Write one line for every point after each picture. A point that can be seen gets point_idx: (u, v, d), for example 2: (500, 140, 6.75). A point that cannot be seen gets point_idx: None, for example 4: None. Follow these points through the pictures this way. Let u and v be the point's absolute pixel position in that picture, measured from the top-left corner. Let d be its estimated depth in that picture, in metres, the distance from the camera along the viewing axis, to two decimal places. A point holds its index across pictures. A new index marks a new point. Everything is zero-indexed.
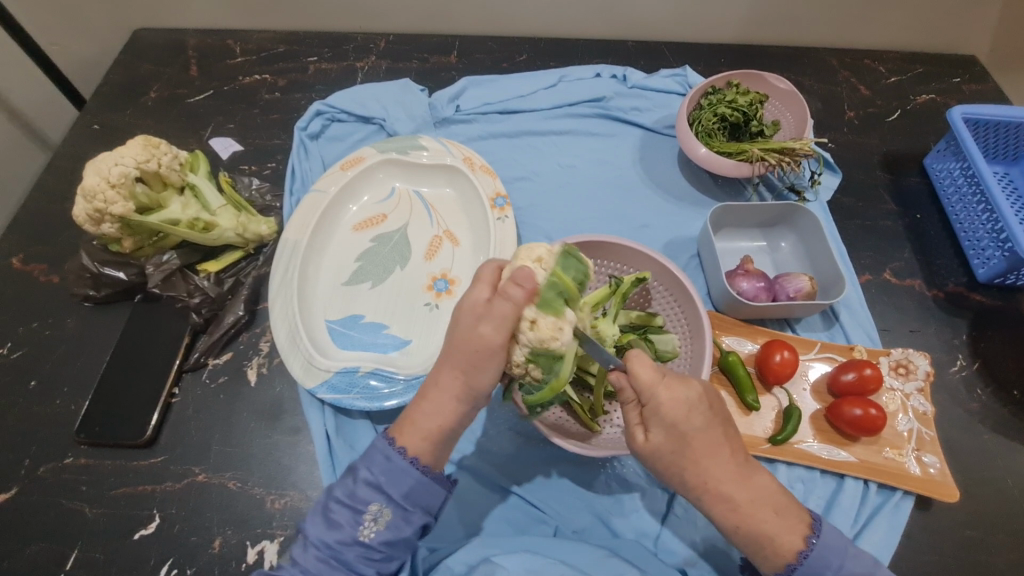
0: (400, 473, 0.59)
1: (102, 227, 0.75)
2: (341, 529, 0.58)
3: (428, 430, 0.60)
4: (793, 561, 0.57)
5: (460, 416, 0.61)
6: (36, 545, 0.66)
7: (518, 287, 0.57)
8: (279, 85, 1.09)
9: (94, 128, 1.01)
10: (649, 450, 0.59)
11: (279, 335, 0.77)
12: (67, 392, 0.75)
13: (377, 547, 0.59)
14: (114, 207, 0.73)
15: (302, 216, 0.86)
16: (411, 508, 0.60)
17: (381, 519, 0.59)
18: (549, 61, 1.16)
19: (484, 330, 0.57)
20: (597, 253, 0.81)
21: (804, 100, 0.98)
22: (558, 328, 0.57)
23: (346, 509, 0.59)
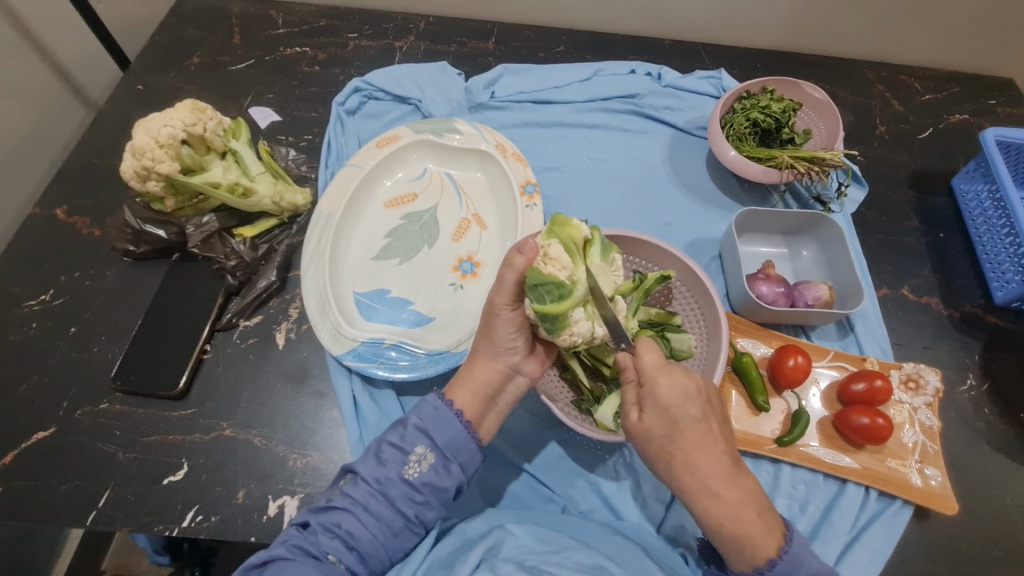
0: (446, 421, 0.64)
1: (147, 184, 0.78)
2: (389, 466, 0.63)
3: (471, 384, 0.67)
4: (761, 564, 0.58)
5: (502, 375, 0.68)
6: (70, 483, 0.69)
7: (521, 256, 0.63)
8: (319, 59, 1.11)
9: (138, 89, 1.04)
10: (642, 429, 0.60)
11: (310, 303, 0.80)
12: (105, 341, 0.78)
13: (419, 487, 0.62)
14: (160, 165, 0.76)
15: (336, 189, 0.89)
16: (451, 458, 0.64)
17: (425, 461, 0.63)
18: (585, 54, 1.17)
19: (494, 295, 0.65)
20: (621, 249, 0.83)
21: (838, 111, 0.98)
22: (570, 336, 0.64)
23: (395, 449, 0.63)
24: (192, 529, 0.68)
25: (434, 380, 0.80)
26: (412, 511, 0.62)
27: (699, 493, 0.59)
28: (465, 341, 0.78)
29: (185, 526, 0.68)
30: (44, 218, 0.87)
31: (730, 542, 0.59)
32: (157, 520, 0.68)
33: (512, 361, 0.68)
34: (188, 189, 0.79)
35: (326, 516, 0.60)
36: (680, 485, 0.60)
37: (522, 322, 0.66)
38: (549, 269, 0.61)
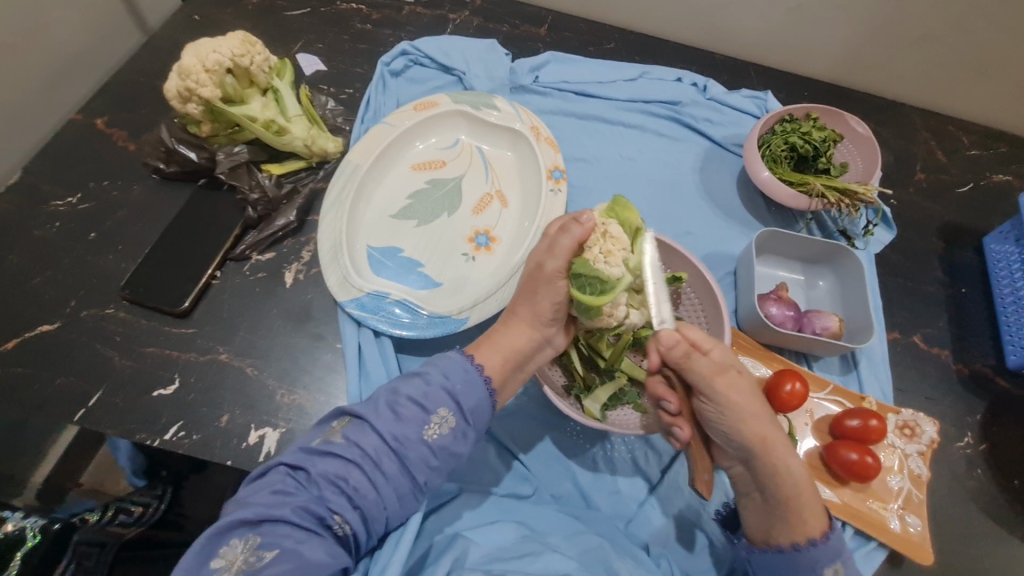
0: (474, 384, 0.64)
1: (187, 106, 0.79)
2: (408, 423, 0.60)
3: (501, 345, 0.67)
4: (817, 536, 0.60)
5: (533, 342, 0.69)
6: (64, 379, 0.71)
7: (579, 225, 0.65)
8: (372, 18, 1.12)
9: (194, 19, 1.06)
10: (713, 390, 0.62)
11: (323, 249, 0.81)
12: (121, 251, 0.80)
13: (436, 451, 0.61)
14: (202, 89, 0.77)
15: (368, 144, 0.90)
16: (472, 423, 0.64)
17: (447, 423, 0.62)
18: (634, 55, 1.17)
19: (546, 263, 0.66)
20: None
21: (878, 149, 0.96)
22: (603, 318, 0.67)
23: (415, 406, 0.61)
24: (172, 442, 0.69)
25: (430, 343, 0.80)
26: (424, 475, 0.61)
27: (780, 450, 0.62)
28: (467, 311, 0.79)
29: (166, 439, 0.69)
30: (85, 125, 0.90)
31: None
32: (141, 429, 0.69)
33: (548, 332, 0.70)
34: (226, 118, 0.81)
35: (330, 465, 0.57)
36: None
37: (568, 296, 0.67)
38: (599, 253, 0.64)
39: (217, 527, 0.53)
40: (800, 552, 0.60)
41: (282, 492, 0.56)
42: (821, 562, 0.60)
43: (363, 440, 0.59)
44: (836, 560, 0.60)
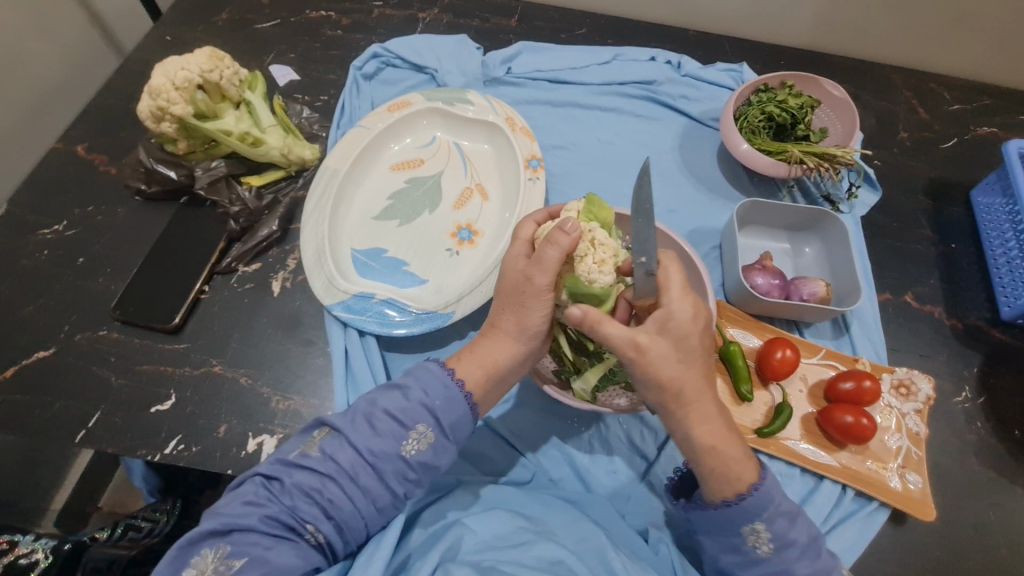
0: (454, 401, 0.65)
1: (162, 125, 0.80)
2: (386, 438, 0.62)
3: (481, 358, 0.67)
4: (743, 490, 0.60)
5: (517, 355, 0.67)
6: (63, 402, 0.72)
7: (565, 235, 0.61)
8: (342, 24, 1.13)
9: (166, 40, 1.07)
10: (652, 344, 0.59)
11: (307, 255, 0.81)
12: (109, 273, 0.81)
13: (413, 466, 0.62)
14: (174, 107, 0.78)
15: (344, 148, 0.90)
16: (450, 437, 0.64)
17: (425, 439, 0.63)
18: (606, 39, 1.17)
19: (534, 278, 0.63)
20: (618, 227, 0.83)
21: (856, 112, 0.96)
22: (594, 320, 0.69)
23: (393, 420, 0.63)
24: (172, 456, 0.70)
25: (420, 340, 0.81)
26: (400, 487, 0.62)
27: (699, 418, 0.61)
28: (453, 304, 0.79)
29: (166, 454, 0.70)
30: (65, 153, 0.91)
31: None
32: (142, 444, 0.70)
33: (533, 343, 0.68)
34: (202, 134, 0.82)
35: (305, 478, 0.60)
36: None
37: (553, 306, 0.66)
38: (592, 267, 0.65)
39: (189, 537, 0.55)
40: (722, 510, 0.60)
41: (257, 502, 0.58)
42: (740, 521, 0.60)
43: (339, 453, 0.61)
44: (756, 521, 0.59)
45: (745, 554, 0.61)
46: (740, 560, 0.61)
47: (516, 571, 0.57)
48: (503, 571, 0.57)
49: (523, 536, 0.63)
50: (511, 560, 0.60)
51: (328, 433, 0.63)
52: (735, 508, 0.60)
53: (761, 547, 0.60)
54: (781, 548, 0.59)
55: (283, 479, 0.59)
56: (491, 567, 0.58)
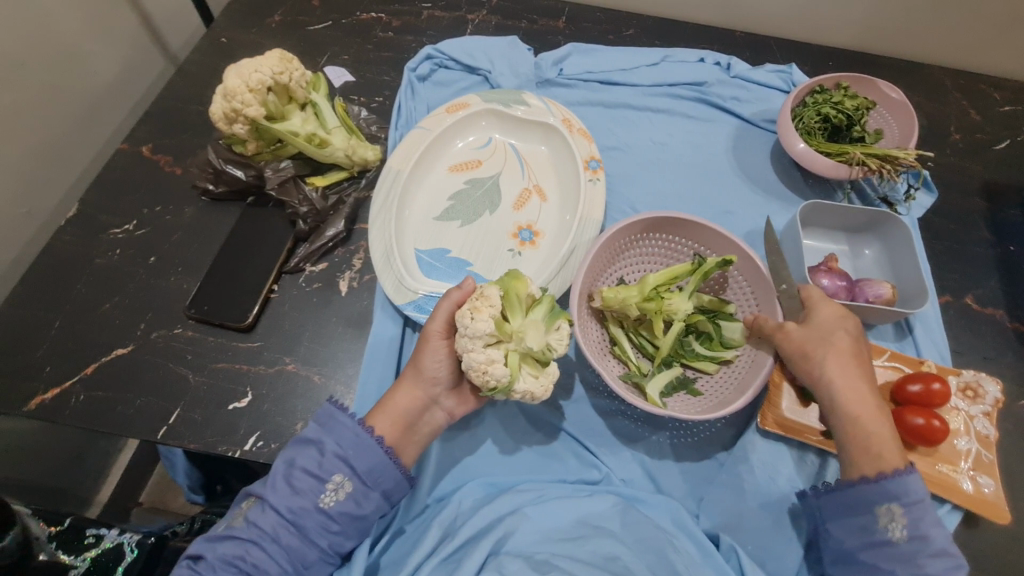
0: (368, 448, 0.65)
1: (234, 126, 0.81)
2: (303, 495, 0.63)
3: (393, 411, 0.68)
4: (885, 469, 0.63)
5: (420, 403, 0.69)
6: (143, 399, 0.73)
7: (458, 291, 0.71)
8: (393, 25, 1.13)
9: (222, 42, 1.08)
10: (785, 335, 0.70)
11: (375, 254, 0.82)
12: (181, 272, 0.82)
13: (335, 516, 0.64)
14: (249, 109, 0.79)
15: (406, 149, 0.91)
16: (372, 486, 0.65)
17: (343, 489, 0.64)
18: (654, 40, 1.17)
19: (427, 323, 0.70)
20: (680, 232, 0.82)
21: (914, 114, 0.96)
22: (485, 374, 0.66)
23: (311, 478, 0.63)
24: (253, 452, 0.71)
25: None
26: (326, 541, 0.63)
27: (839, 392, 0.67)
28: None
29: (246, 450, 0.71)
30: (132, 154, 0.92)
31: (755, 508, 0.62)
32: (222, 441, 0.71)
33: (434, 390, 0.70)
34: (271, 135, 0.83)
35: (227, 549, 0.61)
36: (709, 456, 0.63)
37: (452, 353, 0.70)
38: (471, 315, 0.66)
39: None
40: (857, 486, 0.64)
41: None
42: (874, 499, 0.63)
43: (260, 518, 0.62)
44: (894, 502, 0.62)
45: (873, 534, 0.63)
46: (866, 541, 0.63)
47: (571, 566, 0.61)
48: (557, 565, 0.60)
49: (580, 531, 0.67)
50: (568, 554, 0.63)
51: (251, 502, 0.64)
52: (871, 485, 0.63)
53: (893, 531, 0.62)
54: (917, 537, 0.61)
55: (205, 555, 0.61)
56: (545, 560, 0.61)
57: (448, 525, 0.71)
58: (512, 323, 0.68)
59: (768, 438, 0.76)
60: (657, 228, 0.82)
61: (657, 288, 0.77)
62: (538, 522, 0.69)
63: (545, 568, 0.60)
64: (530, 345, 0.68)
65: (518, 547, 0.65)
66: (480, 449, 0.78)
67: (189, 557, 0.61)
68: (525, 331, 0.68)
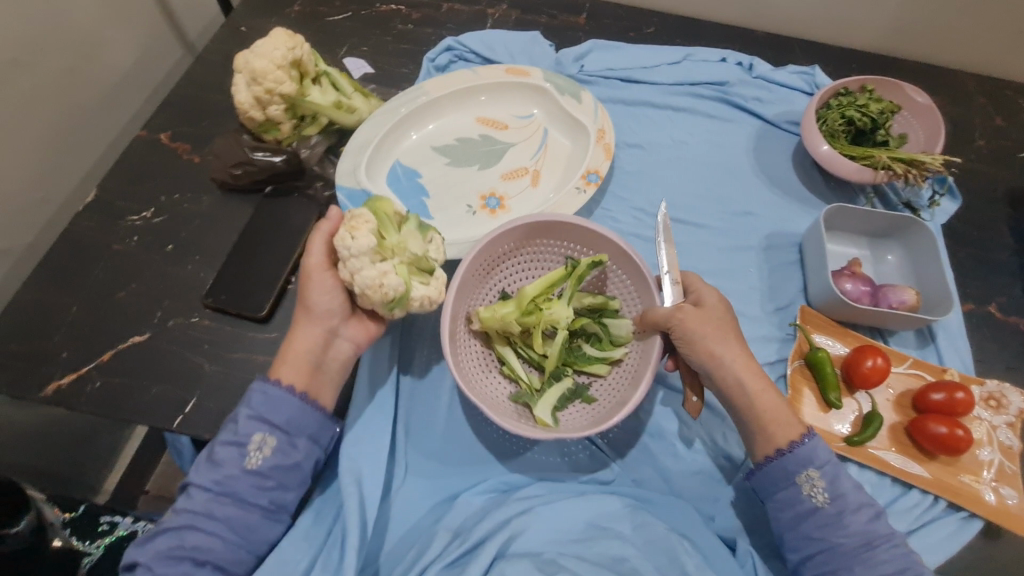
0: (280, 400, 0.66)
1: (269, 108, 0.82)
2: (226, 465, 0.63)
3: (296, 359, 0.68)
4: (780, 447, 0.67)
5: (325, 341, 0.69)
6: (159, 387, 0.73)
7: (328, 221, 0.69)
8: (412, 18, 1.13)
9: (240, 31, 1.07)
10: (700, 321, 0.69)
11: (354, 138, 0.89)
12: (198, 261, 0.82)
13: (267, 473, 0.64)
14: (285, 87, 0.81)
15: (450, 81, 0.96)
16: (296, 433, 0.66)
17: (266, 447, 0.64)
18: (675, 38, 1.16)
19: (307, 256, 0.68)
20: (559, 237, 0.78)
21: (941, 119, 0.94)
22: (381, 284, 0.65)
23: (229, 447, 0.63)
24: None
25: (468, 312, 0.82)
26: (265, 499, 0.64)
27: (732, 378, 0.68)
28: None
29: None
30: (150, 142, 0.92)
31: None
32: None
33: (332, 323, 0.69)
34: (304, 111, 0.85)
35: (165, 541, 0.60)
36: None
37: (340, 283, 0.69)
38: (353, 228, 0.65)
39: None
40: (776, 461, 0.67)
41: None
42: (794, 470, 0.66)
43: (188, 502, 0.61)
44: (809, 468, 0.65)
45: (802, 506, 0.65)
46: (798, 514, 0.65)
47: (578, 567, 0.61)
48: (563, 568, 0.61)
49: (587, 533, 0.67)
50: (576, 556, 0.64)
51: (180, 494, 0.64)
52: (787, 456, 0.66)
53: (816, 496, 0.65)
54: (837, 497, 0.64)
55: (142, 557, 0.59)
56: (552, 561, 0.62)
57: (457, 527, 0.70)
58: (390, 238, 0.68)
59: None
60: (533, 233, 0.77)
61: (536, 299, 0.74)
62: (549, 522, 0.68)
63: (550, 569, 0.61)
64: (415, 252, 0.69)
65: (526, 545, 0.65)
66: (493, 446, 0.76)
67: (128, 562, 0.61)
68: (405, 241, 0.69)
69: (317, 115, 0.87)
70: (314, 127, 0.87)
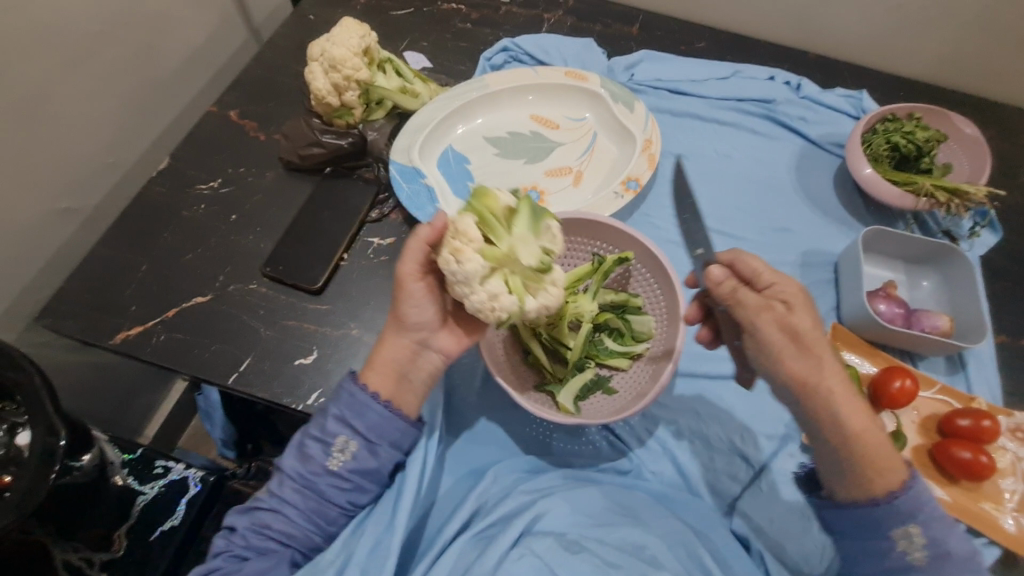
0: (363, 407, 0.68)
1: (345, 95, 0.87)
2: (312, 460, 0.67)
3: (382, 364, 0.70)
4: (891, 492, 0.62)
5: (412, 351, 0.71)
6: (218, 345, 0.78)
7: (428, 228, 0.66)
8: (472, 17, 1.17)
9: (309, 19, 1.13)
10: (791, 325, 0.64)
11: (413, 118, 0.93)
12: (259, 232, 0.87)
13: (346, 474, 0.67)
14: (362, 73, 0.86)
15: (511, 76, 1.00)
16: (377, 441, 0.68)
17: (348, 450, 0.67)
18: (725, 54, 1.18)
19: (401, 265, 0.67)
20: (590, 235, 0.82)
21: (987, 152, 0.95)
22: (495, 306, 0.65)
23: (316, 443, 0.67)
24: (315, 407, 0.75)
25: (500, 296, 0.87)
26: (343, 498, 0.68)
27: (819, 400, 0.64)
28: None
29: (309, 404, 0.75)
30: (220, 117, 0.97)
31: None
32: (288, 393, 0.75)
33: (423, 335, 0.71)
34: (373, 96, 0.90)
35: (252, 518, 0.65)
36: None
37: (431, 291, 0.69)
38: (455, 244, 0.64)
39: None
40: (867, 509, 0.63)
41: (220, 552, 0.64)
42: (888, 523, 0.62)
43: (276, 488, 0.66)
44: (910, 523, 0.61)
45: (892, 560, 0.62)
46: (886, 566, 0.62)
47: (601, 550, 0.62)
48: (586, 548, 0.62)
49: (609, 518, 0.67)
50: (598, 538, 0.64)
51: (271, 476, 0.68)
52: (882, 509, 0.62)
53: (914, 553, 0.60)
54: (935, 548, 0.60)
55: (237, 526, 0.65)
56: (575, 542, 0.63)
57: (482, 503, 0.73)
58: (499, 246, 0.66)
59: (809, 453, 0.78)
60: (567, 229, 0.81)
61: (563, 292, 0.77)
62: (571, 505, 0.69)
63: (574, 548, 0.61)
64: (529, 263, 0.67)
65: (551, 525, 0.65)
66: (521, 430, 0.81)
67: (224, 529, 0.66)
68: (515, 250, 0.66)
69: (384, 100, 0.92)
70: (380, 111, 0.93)
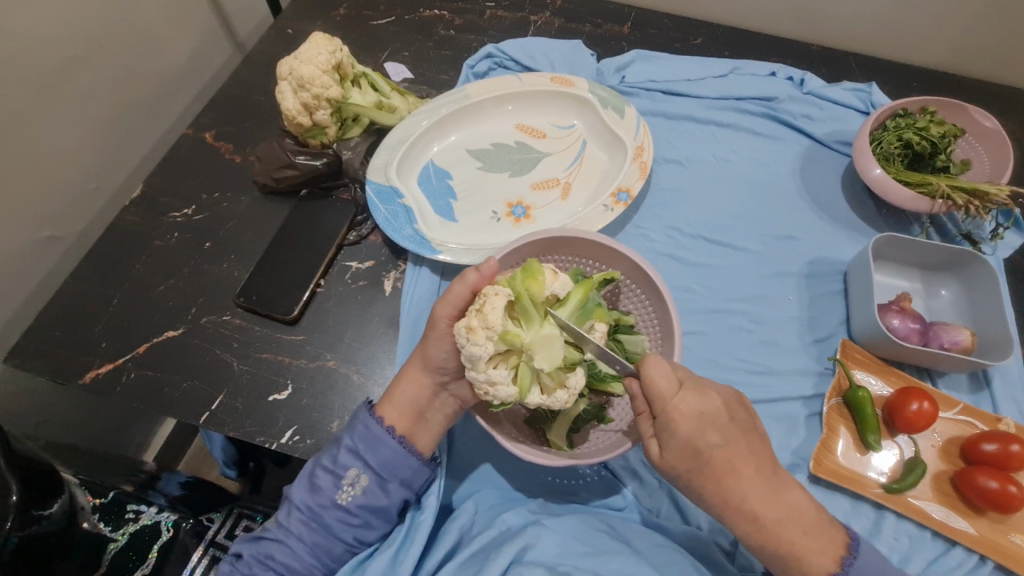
0: (378, 441, 0.65)
1: (316, 114, 0.84)
2: (321, 492, 0.64)
3: (395, 406, 0.67)
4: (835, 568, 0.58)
5: (427, 390, 0.67)
6: (190, 382, 0.75)
7: (475, 273, 0.63)
8: (455, 24, 1.12)
9: (288, 33, 1.09)
10: (665, 464, 0.61)
11: (392, 134, 0.90)
12: (233, 260, 0.84)
13: (354, 511, 0.64)
14: (331, 90, 0.82)
15: (493, 84, 0.95)
16: (389, 477, 0.65)
17: (358, 484, 0.64)
18: (724, 51, 1.12)
19: (439, 308, 0.64)
20: (576, 252, 0.76)
21: (1010, 146, 0.87)
22: (489, 392, 0.61)
23: (327, 474, 0.64)
24: (288, 446, 0.71)
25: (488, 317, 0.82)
26: (350, 534, 0.64)
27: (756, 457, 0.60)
28: (445, 246, 0.81)
29: (283, 443, 0.72)
30: (195, 140, 0.95)
31: (803, 566, 0.58)
32: (261, 431, 0.72)
33: (445, 380, 0.68)
34: (347, 114, 0.87)
35: (259, 547, 0.63)
36: (748, 509, 0.59)
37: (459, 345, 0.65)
38: (472, 320, 0.59)
39: None
40: None
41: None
42: None
43: (284, 518, 0.64)
44: None
45: None
46: None
47: None
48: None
49: (600, 546, 0.61)
50: (592, 569, 0.58)
51: (281, 504, 0.66)
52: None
53: None
54: None
55: (243, 552, 0.63)
56: (566, 572, 0.57)
57: (461, 537, 0.68)
58: (524, 333, 0.61)
59: (817, 484, 0.73)
60: (554, 250, 0.76)
61: None
62: (557, 534, 0.63)
63: None
64: (541, 367, 0.60)
65: (539, 557, 0.60)
66: (502, 458, 0.76)
67: (231, 553, 0.64)
68: (535, 348, 0.60)
69: (359, 116, 0.88)
70: (356, 128, 0.89)
